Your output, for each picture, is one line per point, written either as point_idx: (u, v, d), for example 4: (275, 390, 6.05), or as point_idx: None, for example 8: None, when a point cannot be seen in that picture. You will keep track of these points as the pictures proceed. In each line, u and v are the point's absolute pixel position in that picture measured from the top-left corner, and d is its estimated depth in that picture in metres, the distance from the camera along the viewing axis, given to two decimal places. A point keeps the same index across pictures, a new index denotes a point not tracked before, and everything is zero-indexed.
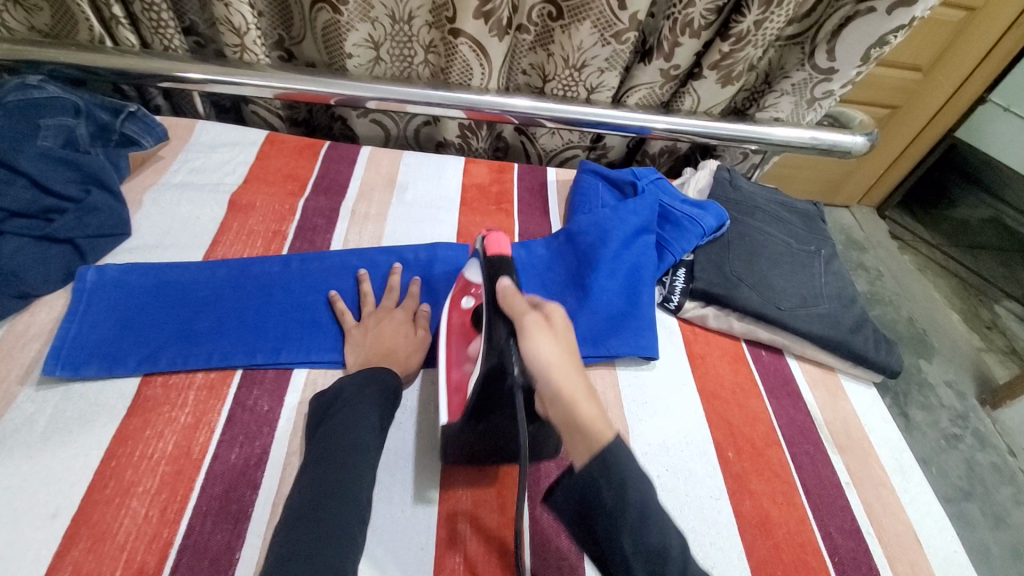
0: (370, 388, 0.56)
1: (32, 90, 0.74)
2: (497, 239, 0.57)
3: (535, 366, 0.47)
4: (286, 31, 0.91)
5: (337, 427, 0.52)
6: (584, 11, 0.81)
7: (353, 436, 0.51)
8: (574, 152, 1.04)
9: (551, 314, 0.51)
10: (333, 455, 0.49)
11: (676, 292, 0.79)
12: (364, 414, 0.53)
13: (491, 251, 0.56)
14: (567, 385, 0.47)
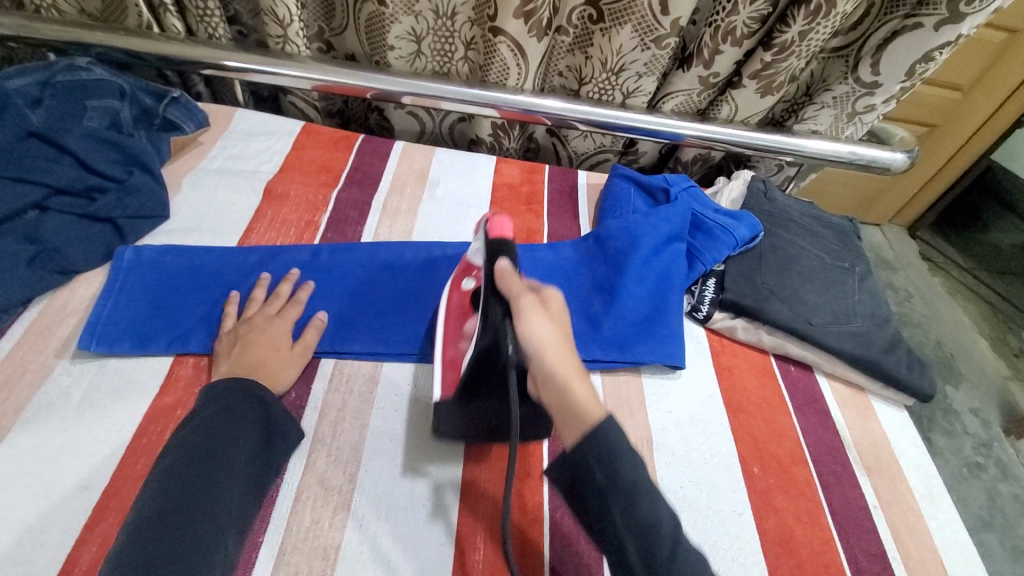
0: (239, 397, 0.52)
1: (80, 72, 0.76)
2: (500, 222, 0.57)
3: (528, 349, 0.48)
4: (327, 23, 0.92)
5: (202, 437, 0.48)
6: (625, 15, 0.80)
7: (218, 448, 0.48)
8: (606, 156, 1.04)
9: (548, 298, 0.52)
10: (199, 467, 0.46)
11: (705, 302, 0.77)
12: (232, 425, 0.50)
13: (493, 234, 0.56)
14: (561, 366, 0.48)
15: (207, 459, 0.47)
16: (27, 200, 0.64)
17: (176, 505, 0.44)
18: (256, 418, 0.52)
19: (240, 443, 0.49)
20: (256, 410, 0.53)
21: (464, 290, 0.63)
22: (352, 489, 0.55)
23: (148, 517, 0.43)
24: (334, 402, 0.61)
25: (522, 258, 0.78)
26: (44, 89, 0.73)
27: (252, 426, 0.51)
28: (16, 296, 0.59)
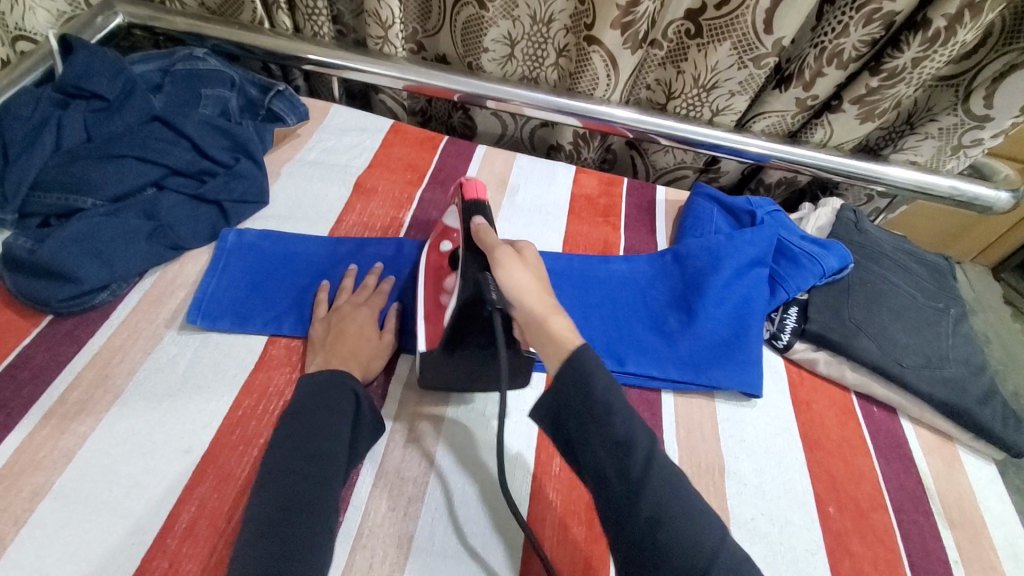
0: (336, 393, 0.54)
1: (197, 62, 0.82)
2: (475, 185, 0.61)
3: (509, 293, 0.51)
4: (422, 24, 0.94)
5: (311, 429, 0.50)
6: (725, 32, 0.79)
7: (326, 441, 0.50)
8: (685, 173, 1.02)
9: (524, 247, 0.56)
10: (307, 456, 0.48)
11: (786, 331, 0.75)
12: (333, 421, 0.52)
13: (469, 194, 0.61)
14: (538, 305, 0.50)
15: (315, 450, 0.49)
16: (148, 177, 0.69)
17: (290, 493, 0.45)
18: (351, 414, 0.54)
19: (343, 438, 0.51)
20: (351, 408, 0.54)
21: (436, 251, 0.65)
22: (426, 481, 0.56)
23: (259, 516, 0.44)
24: (412, 395, 0.63)
25: (597, 270, 0.78)
26: (165, 76, 0.80)
27: (349, 424, 0.53)
28: (134, 267, 0.64)
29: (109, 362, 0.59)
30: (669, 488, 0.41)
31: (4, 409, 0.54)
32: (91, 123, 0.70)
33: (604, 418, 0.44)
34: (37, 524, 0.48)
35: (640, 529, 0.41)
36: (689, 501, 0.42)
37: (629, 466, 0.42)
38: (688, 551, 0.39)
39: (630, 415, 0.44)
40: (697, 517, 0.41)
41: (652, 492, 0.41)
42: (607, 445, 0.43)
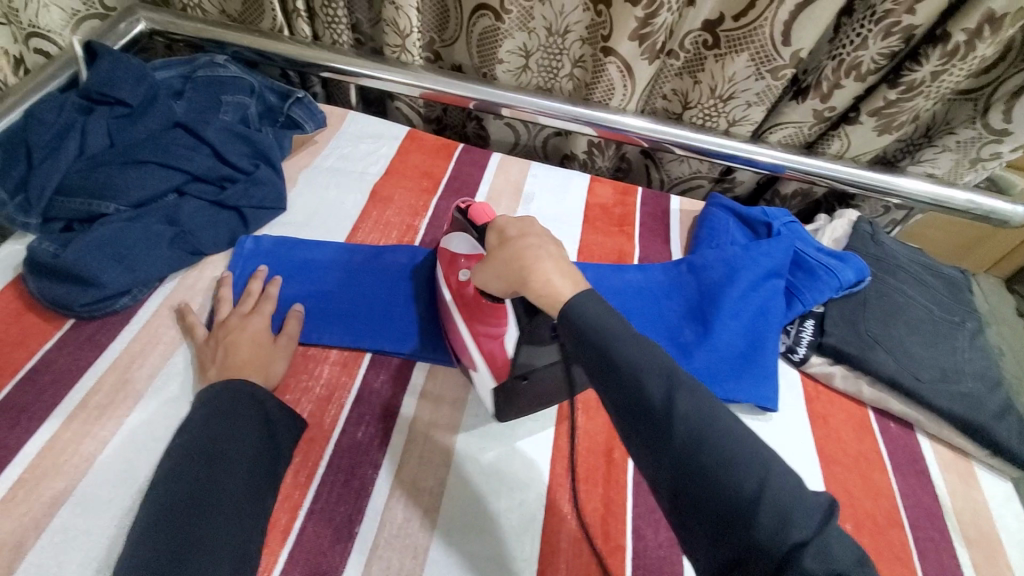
0: (234, 394, 0.53)
1: (219, 69, 0.83)
2: (480, 208, 0.60)
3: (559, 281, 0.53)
4: (439, 34, 0.95)
5: (212, 430, 0.49)
6: (743, 43, 0.79)
7: (233, 442, 0.49)
8: (699, 183, 1.02)
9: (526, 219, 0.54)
10: (215, 454, 0.47)
11: (802, 344, 0.75)
12: (243, 423, 0.51)
13: (478, 219, 0.59)
14: None
15: (220, 447, 0.48)
16: (170, 183, 0.70)
17: (194, 495, 0.44)
18: (259, 412, 0.53)
19: (252, 438, 0.50)
20: (261, 410, 0.53)
21: (457, 276, 0.63)
22: (441, 492, 0.56)
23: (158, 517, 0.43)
24: (428, 404, 0.63)
25: (612, 279, 0.78)
26: (187, 82, 0.81)
27: (261, 425, 0.52)
28: (155, 272, 0.65)
29: (129, 367, 0.59)
30: (701, 409, 0.38)
31: (26, 413, 0.55)
32: (114, 128, 0.71)
33: (615, 352, 0.40)
34: (58, 529, 0.49)
35: (679, 461, 0.37)
36: (722, 421, 0.38)
37: (656, 396, 0.39)
38: (730, 471, 0.36)
39: (645, 346, 0.41)
40: (736, 435, 0.37)
41: (683, 418, 0.37)
42: (626, 390, 0.40)
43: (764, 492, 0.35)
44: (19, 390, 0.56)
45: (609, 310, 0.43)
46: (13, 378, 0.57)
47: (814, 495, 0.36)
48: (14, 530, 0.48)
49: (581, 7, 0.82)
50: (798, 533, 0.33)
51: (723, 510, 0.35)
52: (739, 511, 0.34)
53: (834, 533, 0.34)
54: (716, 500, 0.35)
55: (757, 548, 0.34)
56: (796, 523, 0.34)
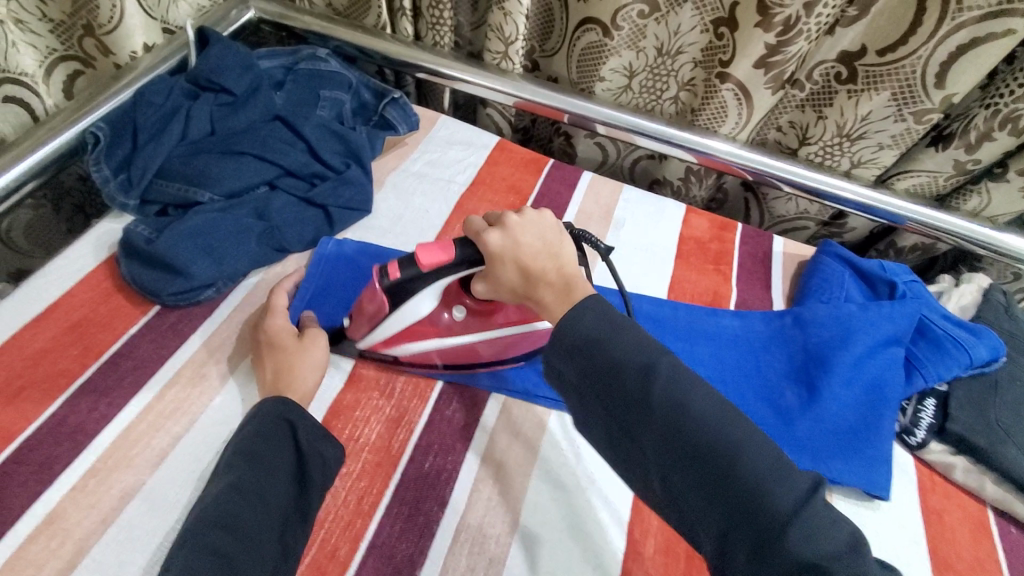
0: (268, 426, 0.51)
1: (320, 62, 0.82)
2: (430, 259, 0.49)
3: (545, 244, 0.47)
4: (540, 42, 0.89)
5: (239, 467, 0.47)
6: (884, 79, 0.71)
7: (265, 479, 0.48)
8: (804, 225, 0.93)
9: (506, 224, 0.48)
10: (247, 495, 0.46)
11: (921, 426, 0.66)
12: (275, 455, 0.49)
13: (438, 259, 0.50)
14: (550, 237, 0.48)
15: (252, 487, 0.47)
16: (263, 176, 0.69)
17: (221, 548, 0.42)
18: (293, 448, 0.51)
19: (283, 472, 0.49)
20: (291, 435, 0.51)
21: (443, 320, 0.58)
22: (508, 544, 0.52)
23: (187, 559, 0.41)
24: (499, 441, 0.59)
25: (705, 324, 0.72)
26: (288, 74, 0.81)
27: (292, 456, 0.50)
28: (241, 266, 0.64)
29: (207, 361, 0.59)
30: (682, 396, 0.39)
31: (105, 398, 0.54)
32: (216, 116, 0.71)
33: (602, 353, 0.41)
34: (123, 526, 0.48)
35: (669, 454, 0.39)
36: (704, 406, 0.39)
37: (641, 389, 0.40)
38: (713, 457, 0.37)
39: (626, 337, 0.42)
40: (716, 418, 0.39)
41: (665, 407, 0.39)
42: (611, 364, 0.41)
43: (744, 463, 0.37)
44: (101, 374, 0.56)
45: (594, 308, 0.43)
46: (98, 359, 0.57)
47: (796, 470, 0.37)
48: (82, 521, 0.48)
49: (699, 28, 0.76)
50: (779, 505, 0.35)
51: (708, 491, 0.37)
52: (721, 491, 0.37)
53: (818, 505, 0.36)
54: (701, 485, 0.38)
55: (741, 526, 0.36)
56: (777, 496, 0.36)
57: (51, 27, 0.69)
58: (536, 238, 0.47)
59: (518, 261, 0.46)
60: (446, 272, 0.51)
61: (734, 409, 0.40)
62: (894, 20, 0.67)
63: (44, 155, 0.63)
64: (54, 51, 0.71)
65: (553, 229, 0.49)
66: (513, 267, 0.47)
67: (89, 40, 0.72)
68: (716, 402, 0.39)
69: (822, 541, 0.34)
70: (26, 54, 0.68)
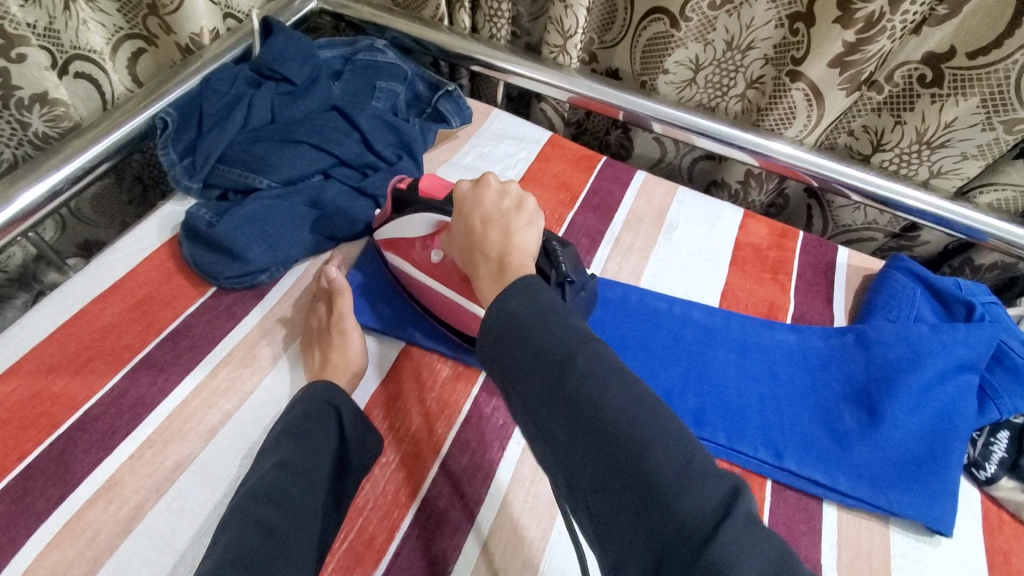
0: (311, 411, 0.51)
1: (377, 53, 0.83)
2: (428, 181, 0.60)
3: (503, 219, 0.47)
4: (601, 34, 0.86)
5: (286, 446, 0.48)
6: (974, 84, 0.66)
7: (311, 460, 0.48)
8: (871, 236, 0.88)
9: (483, 180, 0.50)
10: (293, 474, 0.47)
11: (993, 459, 0.61)
12: (320, 437, 0.50)
13: (433, 186, 0.60)
14: (515, 213, 0.48)
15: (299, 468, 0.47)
16: (319, 165, 0.70)
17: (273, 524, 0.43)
18: (336, 437, 0.51)
19: (327, 456, 0.50)
20: (335, 420, 0.52)
21: (423, 261, 0.59)
22: (543, 548, 0.51)
23: (239, 529, 0.42)
24: None
25: (759, 336, 0.68)
26: (346, 64, 0.82)
27: (335, 442, 0.51)
28: (294, 253, 0.66)
29: (259, 343, 0.61)
30: (595, 388, 0.35)
31: (163, 372, 0.57)
32: (277, 104, 0.73)
33: (526, 342, 0.38)
34: (176, 495, 0.50)
35: (580, 456, 0.35)
36: (618, 401, 0.35)
37: (560, 381, 0.36)
38: (628, 457, 0.33)
39: (548, 325, 0.39)
40: (632, 414, 0.35)
41: (578, 400, 0.35)
42: (534, 354, 0.37)
43: (658, 463, 0.33)
44: (160, 350, 0.58)
45: (525, 294, 0.40)
46: (157, 336, 0.59)
47: (711, 475, 0.33)
48: (139, 488, 0.50)
49: (774, 22, 0.72)
50: (693, 512, 0.31)
51: (618, 502, 0.33)
52: (628, 497, 0.32)
53: (738, 518, 0.31)
54: (613, 493, 0.33)
55: (647, 539, 0.31)
56: (691, 500, 0.31)
57: (120, 6, 0.73)
58: (498, 207, 0.48)
59: (471, 216, 0.48)
60: (427, 206, 0.58)
61: (656, 407, 0.36)
62: (990, 20, 0.62)
63: (119, 137, 0.66)
64: (121, 29, 0.75)
65: (526, 206, 0.49)
66: (463, 224, 0.49)
67: (153, 19, 0.74)
68: (633, 398, 0.35)
69: (743, 562, 0.29)
70: (95, 32, 0.72)
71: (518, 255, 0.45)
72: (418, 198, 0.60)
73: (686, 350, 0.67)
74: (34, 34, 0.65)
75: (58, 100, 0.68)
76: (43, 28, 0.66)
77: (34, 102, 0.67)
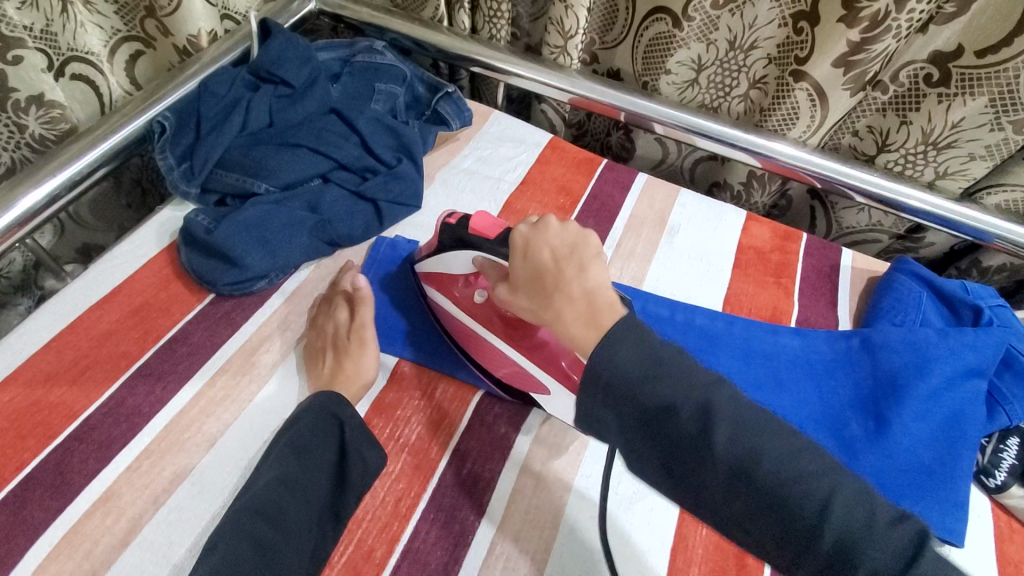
0: (314, 423, 0.51)
1: (376, 55, 0.82)
2: (479, 218, 0.54)
3: (577, 266, 0.44)
4: (602, 34, 0.85)
5: (286, 460, 0.48)
6: (981, 84, 0.65)
7: (309, 476, 0.48)
8: (876, 238, 0.87)
9: (541, 224, 0.47)
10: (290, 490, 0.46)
11: (1002, 467, 0.60)
12: (321, 452, 0.50)
13: (482, 226, 0.54)
14: (580, 258, 0.44)
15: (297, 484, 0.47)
16: (317, 169, 0.69)
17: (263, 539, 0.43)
18: (336, 452, 0.51)
19: (325, 471, 0.49)
20: (337, 434, 0.51)
21: (468, 297, 0.59)
22: (544, 560, 0.51)
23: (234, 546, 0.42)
24: (540, 451, 0.57)
25: (763, 341, 0.67)
26: (345, 66, 0.81)
27: (335, 457, 0.50)
28: (293, 259, 0.65)
29: (257, 350, 0.60)
30: (751, 449, 0.35)
31: (161, 381, 0.56)
32: (275, 107, 0.72)
33: (649, 399, 0.37)
34: (174, 506, 0.50)
35: (747, 508, 0.36)
36: (777, 457, 0.35)
37: (702, 441, 0.36)
38: (797, 510, 0.34)
39: (672, 379, 0.37)
40: (798, 468, 0.35)
41: (732, 460, 0.35)
42: (666, 416, 0.37)
43: (833, 513, 0.34)
44: (158, 359, 0.58)
45: (636, 342, 0.38)
46: (155, 345, 0.59)
47: (891, 516, 0.34)
48: (137, 499, 0.50)
49: (777, 21, 0.71)
50: (886, 561, 0.33)
51: (800, 548, 0.35)
52: (814, 547, 0.34)
53: (934, 556, 0.33)
54: (792, 541, 0.35)
55: None
56: (881, 548, 0.33)
57: (117, 9, 0.72)
58: (562, 249, 0.45)
59: (538, 262, 0.45)
60: (477, 245, 0.53)
61: (813, 450, 0.37)
62: (997, 19, 0.61)
63: (115, 142, 0.66)
64: (118, 31, 0.74)
65: (589, 246, 0.45)
66: (531, 265, 0.46)
67: (150, 22, 0.74)
68: (789, 451, 0.36)
69: None
70: (92, 34, 0.71)
71: (602, 297, 0.42)
72: (465, 236, 0.54)
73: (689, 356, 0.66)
74: (32, 38, 0.64)
75: (54, 101, 0.68)
76: (40, 30, 0.64)
77: (30, 104, 0.66)
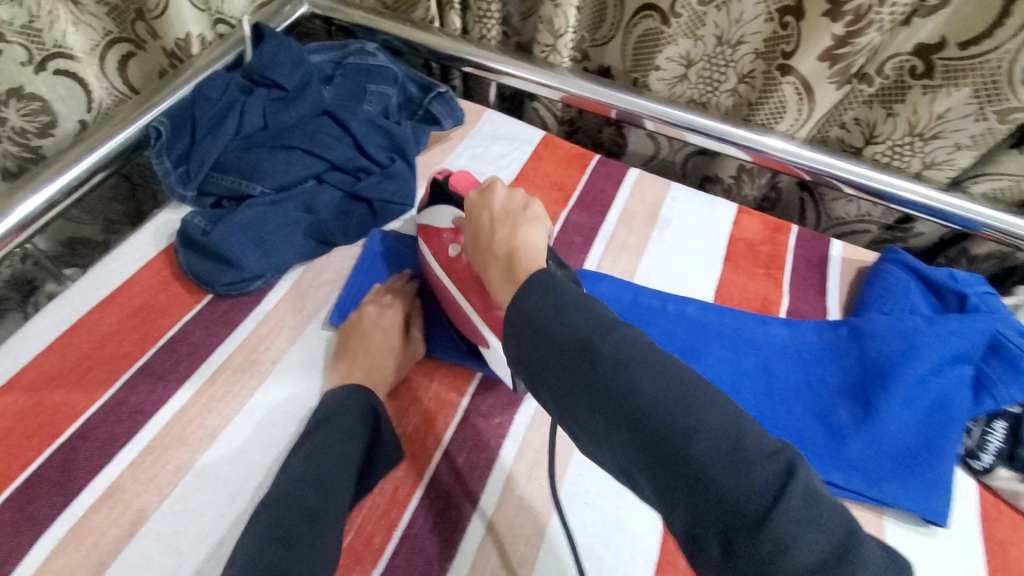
0: (341, 410, 0.52)
1: (368, 57, 0.83)
2: (461, 177, 0.60)
3: (514, 225, 0.48)
4: (592, 33, 0.86)
5: (315, 446, 0.48)
6: (965, 75, 0.66)
7: (340, 460, 0.48)
8: (866, 228, 0.88)
9: (489, 188, 0.53)
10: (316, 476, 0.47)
11: (988, 450, 0.62)
12: (353, 438, 0.50)
13: (459, 183, 0.59)
14: (519, 220, 0.49)
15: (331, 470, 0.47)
16: (311, 170, 0.70)
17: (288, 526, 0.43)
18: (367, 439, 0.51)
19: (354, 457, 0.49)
20: (370, 423, 0.52)
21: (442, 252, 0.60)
22: (539, 546, 0.52)
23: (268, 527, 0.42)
24: (534, 441, 0.58)
25: (752, 331, 0.68)
26: (337, 68, 0.82)
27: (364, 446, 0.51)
28: (288, 258, 0.66)
29: (256, 348, 0.61)
30: (629, 379, 0.36)
31: (162, 379, 0.58)
32: (269, 110, 0.73)
33: (549, 337, 0.39)
34: (178, 499, 0.51)
35: (631, 444, 0.35)
36: (652, 389, 0.35)
37: (591, 373, 0.37)
38: (671, 442, 0.33)
39: (569, 317, 0.39)
40: (677, 400, 0.35)
41: (614, 391, 0.36)
42: (558, 347, 0.38)
43: (703, 445, 0.33)
44: (159, 357, 0.59)
45: (536, 290, 0.41)
46: (155, 344, 0.60)
47: (763, 451, 0.32)
48: (141, 494, 0.51)
49: (763, 16, 0.72)
50: (744, 493, 0.31)
51: (675, 488, 0.33)
52: (680, 481, 0.33)
53: (797, 496, 0.31)
54: (666, 477, 0.33)
55: (704, 520, 0.32)
56: (740, 481, 0.31)
57: (108, 11, 0.73)
58: (502, 210, 0.50)
59: (478, 221, 0.51)
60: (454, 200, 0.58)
61: (702, 391, 0.36)
62: (979, 10, 0.62)
63: (113, 146, 0.67)
64: (109, 32, 0.75)
65: (531, 212, 0.50)
66: (473, 226, 0.51)
67: (140, 24, 0.75)
68: (670, 385, 0.35)
69: (803, 540, 0.30)
70: (80, 34, 0.72)
71: (527, 250, 0.46)
72: (446, 191, 0.60)
73: (680, 347, 0.67)
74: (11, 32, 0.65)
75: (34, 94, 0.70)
76: (21, 25, 0.66)
77: (10, 96, 0.69)
